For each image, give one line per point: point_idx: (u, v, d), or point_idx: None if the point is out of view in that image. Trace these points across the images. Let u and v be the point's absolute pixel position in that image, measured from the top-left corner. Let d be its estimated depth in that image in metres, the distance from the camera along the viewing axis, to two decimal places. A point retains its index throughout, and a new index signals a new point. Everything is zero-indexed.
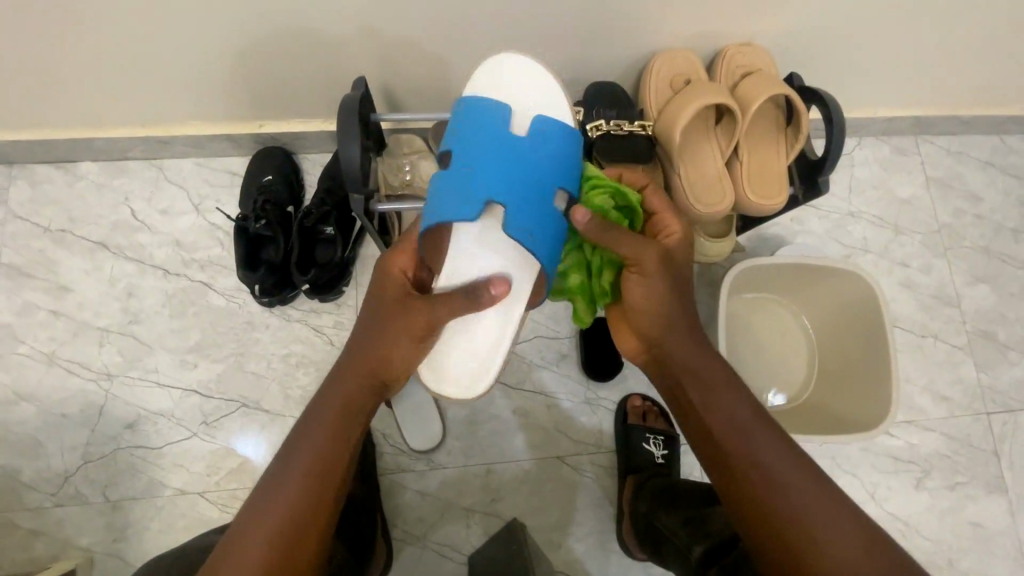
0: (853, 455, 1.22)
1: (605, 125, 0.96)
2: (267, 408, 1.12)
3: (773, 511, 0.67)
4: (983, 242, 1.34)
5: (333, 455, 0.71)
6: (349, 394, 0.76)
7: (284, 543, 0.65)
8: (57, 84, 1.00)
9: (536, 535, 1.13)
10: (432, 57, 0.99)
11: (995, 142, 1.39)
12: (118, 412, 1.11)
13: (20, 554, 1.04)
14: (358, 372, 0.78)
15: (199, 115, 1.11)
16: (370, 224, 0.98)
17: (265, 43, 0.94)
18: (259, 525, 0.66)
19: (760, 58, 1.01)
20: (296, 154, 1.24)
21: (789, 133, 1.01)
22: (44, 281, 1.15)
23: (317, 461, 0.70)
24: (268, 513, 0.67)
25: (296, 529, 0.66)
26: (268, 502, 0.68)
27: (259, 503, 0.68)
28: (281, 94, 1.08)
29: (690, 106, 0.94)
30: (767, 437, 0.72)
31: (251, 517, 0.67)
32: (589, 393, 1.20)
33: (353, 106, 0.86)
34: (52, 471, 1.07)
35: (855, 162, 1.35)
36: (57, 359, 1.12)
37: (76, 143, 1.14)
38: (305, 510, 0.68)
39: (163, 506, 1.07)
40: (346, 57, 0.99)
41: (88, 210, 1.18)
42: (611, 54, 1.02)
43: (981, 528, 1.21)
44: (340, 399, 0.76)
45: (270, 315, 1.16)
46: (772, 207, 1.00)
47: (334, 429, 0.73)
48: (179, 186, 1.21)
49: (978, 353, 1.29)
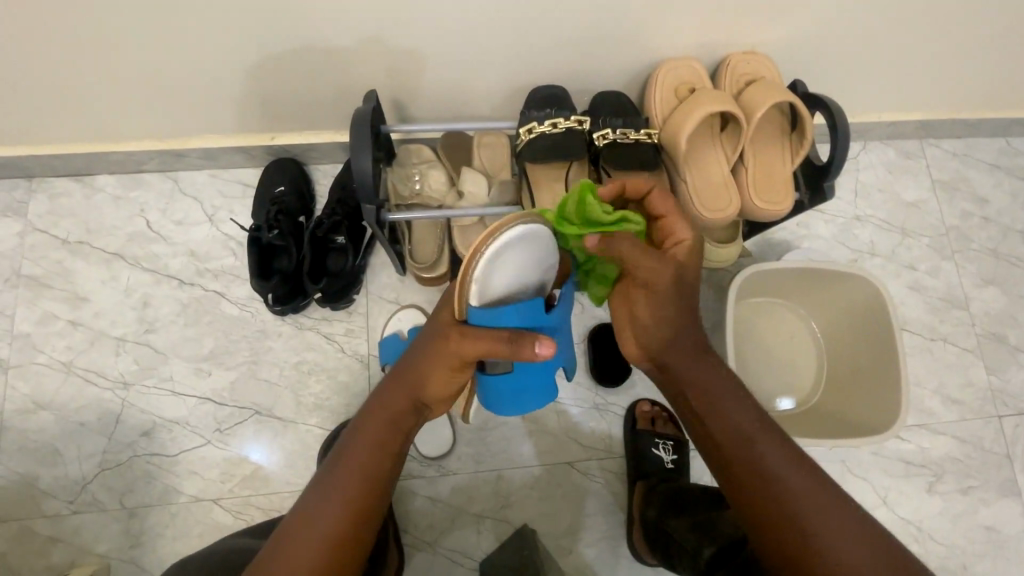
0: (863, 459, 1.22)
1: (611, 134, 0.98)
2: (280, 416, 1.14)
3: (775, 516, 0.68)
4: (991, 244, 1.34)
5: (378, 466, 0.70)
6: (393, 415, 0.74)
7: (326, 551, 0.64)
8: (77, 100, 1.02)
9: (546, 541, 1.14)
10: (441, 69, 1.01)
11: (1001, 144, 1.39)
12: (134, 420, 1.12)
13: (38, 562, 1.06)
14: (400, 391, 0.75)
15: (213, 129, 1.14)
16: (382, 234, 1.00)
17: (278, 58, 0.96)
18: (304, 532, 0.65)
19: (762, 66, 1.03)
20: (306, 165, 1.26)
21: (794, 139, 1.02)
22: (62, 292, 1.17)
23: (365, 475, 0.69)
24: (312, 518, 0.65)
25: (337, 542, 0.65)
26: (315, 508, 0.66)
27: (303, 510, 0.67)
28: (293, 108, 1.11)
29: (695, 115, 0.95)
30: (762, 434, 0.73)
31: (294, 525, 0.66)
32: (598, 399, 1.20)
33: (366, 117, 0.88)
34: (70, 479, 1.09)
35: (860, 166, 1.36)
36: (75, 368, 1.14)
37: (93, 156, 1.17)
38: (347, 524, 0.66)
39: (177, 513, 1.09)
40: (358, 71, 1.01)
41: (104, 222, 1.21)
42: (617, 63, 1.04)
43: (995, 533, 1.20)
44: (385, 413, 0.74)
45: (282, 323, 1.18)
46: (777, 213, 1.01)
47: (378, 445, 0.72)
48: (193, 197, 1.23)
49: (988, 356, 1.29)
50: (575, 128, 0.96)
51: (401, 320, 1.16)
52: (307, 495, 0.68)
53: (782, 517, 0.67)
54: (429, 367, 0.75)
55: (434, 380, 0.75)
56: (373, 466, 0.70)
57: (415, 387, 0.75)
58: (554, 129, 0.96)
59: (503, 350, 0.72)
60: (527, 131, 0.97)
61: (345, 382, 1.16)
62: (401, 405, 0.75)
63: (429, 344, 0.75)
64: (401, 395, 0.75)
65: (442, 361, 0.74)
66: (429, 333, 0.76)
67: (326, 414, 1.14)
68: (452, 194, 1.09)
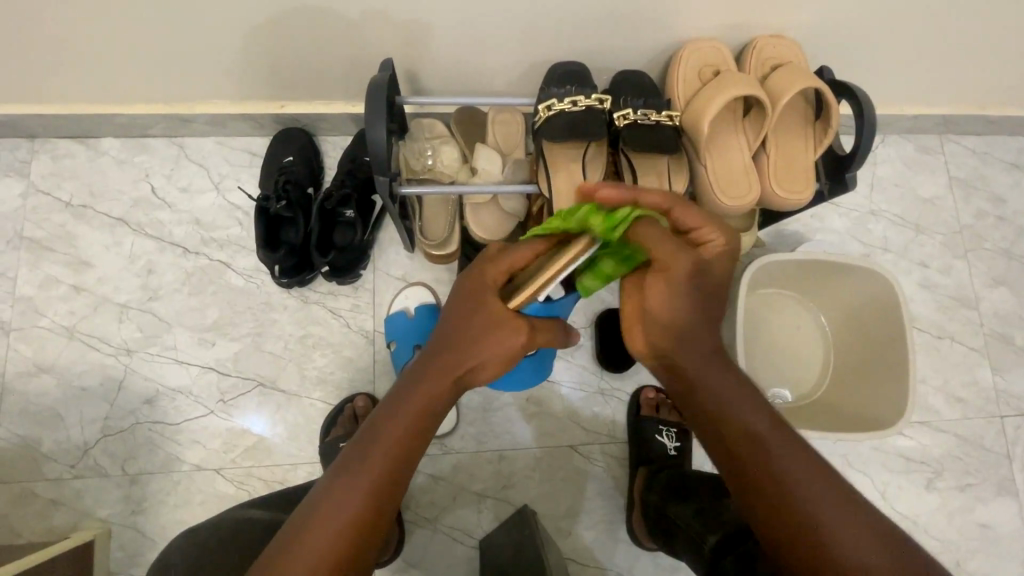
0: (863, 454, 1.22)
1: (631, 114, 0.95)
2: (283, 388, 1.13)
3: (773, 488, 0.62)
4: (1005, 244, 1.33)
5: (405, 450, 0.66)
6: (434, 395, 0.69)
7: (353, 532, 0.60)
8: (81, 60, 0.99)
9: (545, 522, 1.14)
10: (458, 41, 0.98)
11: (1021, 143, 1.37)
12: (137, 387, 1.12)
13: (40, 524, 1.06)
14: (442, 369, 0.70)
15: (220, 94, 1.11)
16: (394, 209, 0.97)
17: (288, 24, 0.93)
18: (330, 511, 0.60)
19: (790, 51, 1.00)
20: (315, 136, 1.24)
21: (818, 127, 1.00)
22: (65, 256, 1.15)
23: (394, 457, 0.65)
24: (335, 500, 0.61)
25: (364, 526, 0.61)
26: (339, 491, 0.62)
27: (328, 490, 0.62)
28: (303, 76, 1.08)
29: (720, 98, 0.93)
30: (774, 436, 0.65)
31: (320, 506, 0.61)
32: (602, 384, 1.20)
33: (382, 86, 0.85)
34: (72, 443, 1.09)
35: (878, 159, 1.34)
36: (77, 333, 1.13)
37: (97, 118, 1.14)
38: (374, 508, 0.62)
39: (179, 481, 1.09)
40: (372, 39, 0.98)
41: (108, 186, 1.19)
42: (639, 42, 1.01)
43: (990, 531, 1.21)
44: (422, 393, 0.69)
45: (288, 296, 1.16)
46: (797, 202, 0.99)
47: (418, 427, 0.67)
48: (198, 164, 1.21)
49: (994, 356, 1.28)
50: (595, 107, 0.94)
51: (408, 297, 1.15)
52: (332, 475, 0.64)
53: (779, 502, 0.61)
54: (481, 351, 0.71)
55: (486, 365, 0.72)
56: (407, 452, 0.66)
57: (462, 370, 0.71)
58: (574, 107, 0.93)
59: (557, 341, 0.78)
60: (546, 108, 0.94)
61: (350, 358, 1.15)
62: (446, 388, 0.70)
63: (472, 321, 0.72)
64: (437, 374, 0.70)
65: (499, 347, 0.71)
66: (472, 309, 0.72)
67: (330, 388, 1.14)
68: (464, 171, 1.07)
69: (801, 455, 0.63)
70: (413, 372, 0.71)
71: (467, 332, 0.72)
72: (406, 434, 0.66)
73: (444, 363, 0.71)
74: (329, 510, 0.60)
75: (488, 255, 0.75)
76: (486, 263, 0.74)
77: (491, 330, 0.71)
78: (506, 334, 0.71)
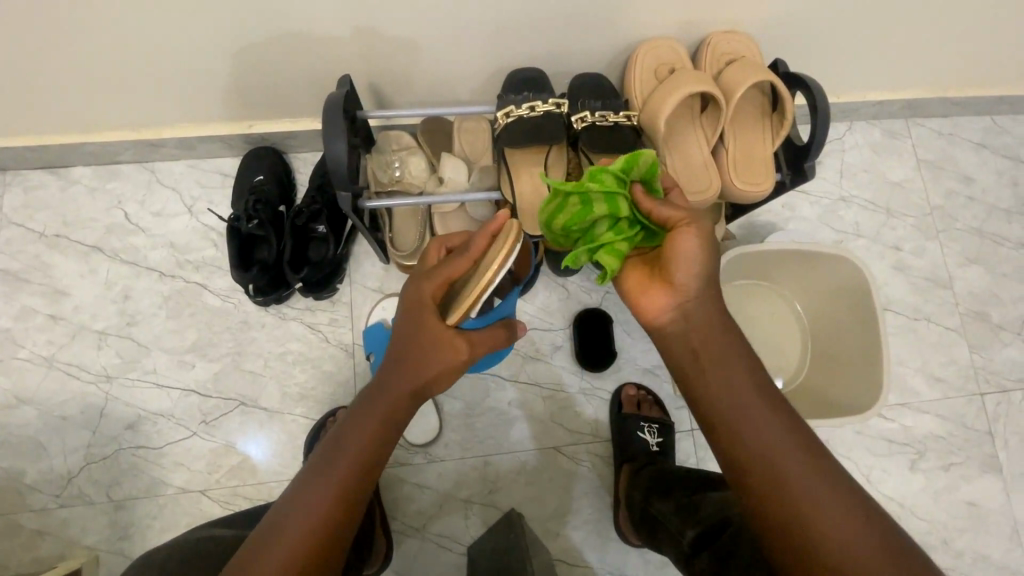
0: (847, 438, 1.23)
1: (589, 117, 0.97)
2: (265, 406, 1.14)
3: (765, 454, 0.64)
4: (976, 223, 1.34)
5: (361, 468, 0.66)
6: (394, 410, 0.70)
7: (305, 551, 0.60)
8: (47, 92, 1.01)
9: (533, 524, 1.15)
10: (417, 54, 1.00)
11: (987, 123, 1.38)
12: (118, 413, 1.12)
13: (27, 555, 1.06)
14: (398, 384, 0.71)
15: (189, 118, 1.12)
16: (361, 222, 0.98)
17: (251, 47, 0.94)
18: (283, 534, 0.60)
19: (743, 46, 1.02)
20: (286, 154, 1.25)
21: (775, 119, 1.02)
22: (41, 286, 1.16)
23: (350, 476, 0.65)
24: (290, 520, 0.61)
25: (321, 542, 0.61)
26: (292, 509, 0.62)
27: (283, 509, 0.62)
28: (270, 97, 1.09)
29: (673, 96, 0.94)
30: (794, 453, 0.64)
31: (279, 520, 0.61)
32: (583, 384, 1.21)
33: (338, 102, 0.86)
34: (55, 473, 1.09)
35: (846, 146, 1.35)
36: (56, 362, 1.13)
37: (67, 148, 1.15)
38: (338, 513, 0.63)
39: (164, 505, 1.09)
40: (332, 56, 0.99)
41: (82, 214, 1.19)
42: (597, 45, 1.03)
43: (976, 508, 1.22)
44: (383, 411, 0.70)
45: (266, 314, 1.17)
46: (758, 194, 1.01)
47: (378, 437, 0.69)
48: (171, 188, 1.21)
49: (971, 334, 1.29)
50: (553, 111, 0.95)
51: (386, 308, 1.17)
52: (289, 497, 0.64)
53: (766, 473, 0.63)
54: (430, 364, 0.72)
55: (437, 377, 0.73)
56: (363, 469, 0.66)
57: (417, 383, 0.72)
58: (533, 112, 0.95)
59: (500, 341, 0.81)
60: (504, 115, 0.96)
61: (331, 372, 1.16)
62: (402, 400, 0.71)
63: (419, 332, 0.73)
64: (392, 392, 0.71)
65: (444, 358, 0.72)
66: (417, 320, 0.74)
67: (312, 403, 1.14)
68: (432, 180, 1.08)
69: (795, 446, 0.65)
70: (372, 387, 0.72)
71: (416, 342, 0.73)
72: (368, 442, 0.68)
73: (400, 377, 0.72)
74: (281, 530, 0.60)
75: (428, 272, 0.76)
76: (427, 279, 0.75)
77: (436, 342, 0.72)
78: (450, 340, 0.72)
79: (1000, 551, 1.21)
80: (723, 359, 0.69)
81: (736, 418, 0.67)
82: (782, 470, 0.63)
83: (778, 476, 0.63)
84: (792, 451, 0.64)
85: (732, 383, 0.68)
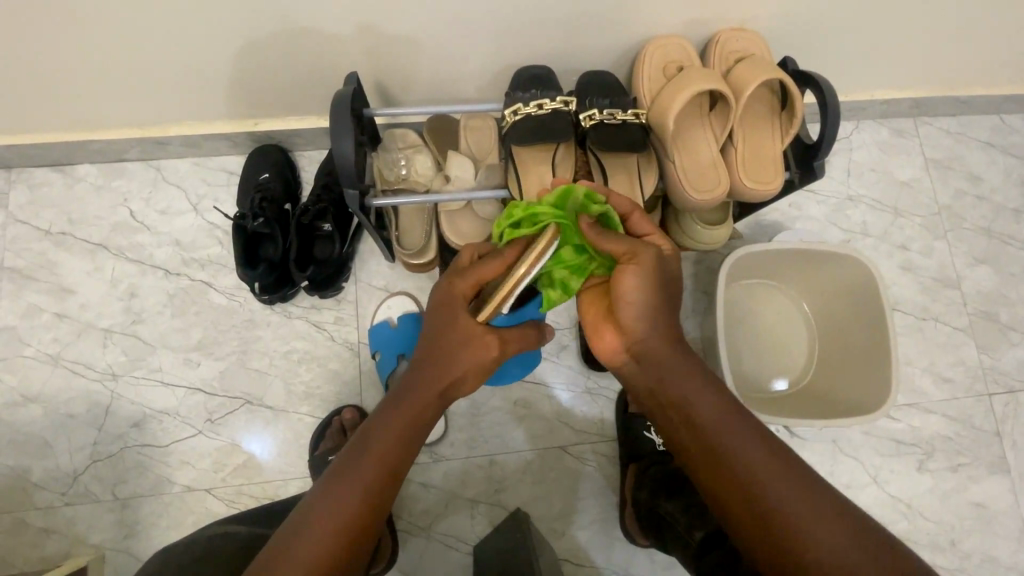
0: (854, 439, 1.23)
1: (597, 115, 0.97)
2: (271, 405, 1.13)
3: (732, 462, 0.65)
4: (984, 223, 1.33)
5: (397, 457, 0.67)
6: (425, 409, 0.72)
7: (345, 533, 0.61)
8: (52, 90, 1.00)
9: (539, 524, 1.14)
10: (424, 52, 0.99)
11: (995, 122, 1.37)
12: (124, 411, 1.12)
13: (33, 552, 1.06)
14: (430, 381, 0.73)
15: (194, 116, 1.12)
16: (368, 221, 0.98)
17: (257, 45, 0.94)
18: (319, 518, 0.61)
19: (751, 43, 1.01)
20: (291, 152, 1.24)
21: (784, 117, 1.01)
22: (47, 284, 1.16)
23: (388, 464, 0.66)
24: (326, 505, 0.62)
25: (360, 525, 0.62)
26: (330, 493, 0.63)
27: (320, 494, 0.63)
28: (276, 95, 1.09)
29: (682, 93, 0.94)
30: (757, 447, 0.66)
31: (314, 505, 0.62)
32: (589, 383, 1.20)
33: (346, 100, 0.85)
34: (61, 471, 1.09)
35: (853, 145, 1.35)
36: (62, 360, 1.13)
37: (73, 146, 1.15)
38: (370, 506, 0.64)
39: (170, 503, 1.09)
40: (339, 53, 0.98)
41: (87, 212, 1.19)
42: (605, 43, 1.02)
43: (984, 509, 1.21)
44: (416, 405, 0.71)
45: (271, 312, 1.17)
46: (768, 192, 1.00)
47: (412, 430, 0.70)
48: (176, 186, 1.21)
49: (979, 334, 1.29)
50: (561, 109, 0.95)
51: (391, 306, 1.16)
52: (325, 481, 0.65)
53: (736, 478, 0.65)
54: (462, 360, 0.74)
55: (467, 374, 0.75)
56: (399, 458, 0.68)
57: (449, 379, 0.74)
58: (540, 110, 0.94)
59: (525, 343, 0.84)
60: (512, 112, 0.95)
61: (336, 371, 1.15)
62: (434, 395, 0.73)
63: (450, 330, 0.74)
64: (424, 387, 0.73)
65: (475, 355, 0.74)
66: (447, 320, 0.75)
67: (317, 402, 1.14)
68: (438, 178, 1.08)
69: (757, 443, 0.66)
70: (404, 381, 0.74)
71: (448, 338, 0.74)
72: (402, 434, 0.69)
73: (432, 374, 0.73)
74: (318, 513, 0.61)
75: (460, 271, 0.76)
76: (457, 277, 0.76)
77: (467, 340, 0.74)
78: (481, 339, 0.74)
79: (1008, 553, 1.20)
80: (679, 387, 0.72)
81: (699, 420, 0.69)
82: (751, 472, 0.64)
83: (745, 478, 0.64)
84: (755, 446, 0.66)
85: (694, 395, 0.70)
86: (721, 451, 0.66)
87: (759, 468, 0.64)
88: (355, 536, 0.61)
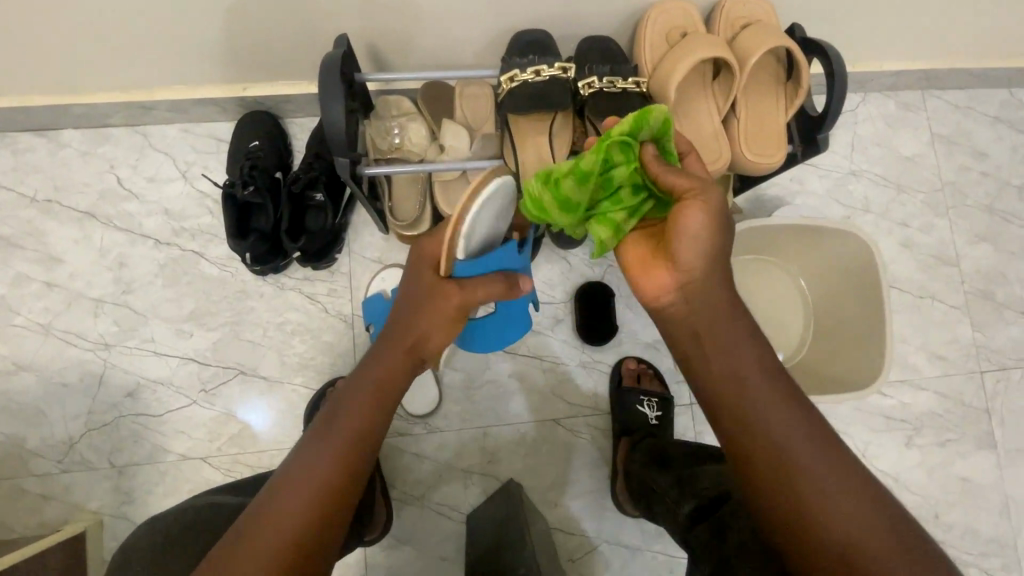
0: (844, 414, 1.24)
1: (597, 82, 0.93)
2: (265, 375, 1.13)
3: (772, 438, 0.62)
4: (986, 200, 1.32)
5: (368, 423, 0.67)
6: (391, 375, 0.71)
7: (319, 503, 0.61)
8: (30, 52, 0.96)
9: (531, 494, 1.16)
10: (418, 14, 0.95)
11: (1005, 96, 1.34)
12: (117, 381, 1.12)
13: (32, 517, 1.07)
14: (397, 346, 0.73)
15: (179, 81, 1.08)
16: (360, 191, 0.96)
17: (242, 7, 0.90)
18: (293, 485, 0.61)
19: (759, 8, 0.97)
20: (282, 119, 1.21)
21: (789, 88, 0.98)
22: (34, 252, 1.14)
23: (357, 431, 0.66)
24: (299, 474, 0.62)
25: (335, 494, 0.62)
26: (305, 460, 0.63)
27: (296, 463, 0.63)
28: (264, 59, 1.05)
29: (686, 61, 0.90)
30: (793, 421, 0.63)
31: (287, 473, 0.63)
32: (584, 357, 1.20)
33: (335, 64, 0.82)
34: (56, 439, 1.09)
35: (858, 118, 1.32)
36: (53, 329, 1.12)
37: (55, 110, 1.11)
38: (340, 474, 0.63)
39: (166, 471, 1.10)
40: (329, 16, 0.94)
41: (74, 179, 1.16)
42: (606, 8, 0.98)
43: (969, 483, 1.23)
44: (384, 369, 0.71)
45: (263, 283, 1.15)
46: (769, 165, 0.98)
47: (384, 395, 0.70)
48: (163, 152, 1.18)
49: (975, 312, 1.28)
50: (559, 75, 0.91)
51: (384, 279, 1.15)
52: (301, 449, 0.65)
53: (778, 458, 0.61)
54: (428, 320, 0.74)
55: (434, 333, 0.74)
56: (369, 423, 0.67)
57: (415, 338, 0.74)
58: (538, 77, 0.91)
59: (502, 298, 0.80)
60: (508, 79, 0.92)
61: (330, 342, 1.15)
62: (402, 359, 0.72)
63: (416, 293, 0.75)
64: (394, 352, 0.72)
65: (438, 313, 0.74)
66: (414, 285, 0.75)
67: (311, 373, 1.14)
68: (432, 148, 1.05)
69: (797, 417, 0.64)
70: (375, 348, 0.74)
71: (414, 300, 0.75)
72: (372, 400, 0.68)
73: (400, 339, 0.73)
74: (293, 481, 0.62)
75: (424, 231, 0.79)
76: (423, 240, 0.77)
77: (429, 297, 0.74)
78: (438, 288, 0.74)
79: (989, 525, 1.23)
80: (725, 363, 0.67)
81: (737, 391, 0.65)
82: (791, 450, 0.61)
83: (783, 457, 0.61)
84: (792, 415, 0.64)
85: (738, 370, 0.66)
86: (755, 419, 0.64)
87: (796, 444, 0.62)
88: (332, 506, 0.61)
